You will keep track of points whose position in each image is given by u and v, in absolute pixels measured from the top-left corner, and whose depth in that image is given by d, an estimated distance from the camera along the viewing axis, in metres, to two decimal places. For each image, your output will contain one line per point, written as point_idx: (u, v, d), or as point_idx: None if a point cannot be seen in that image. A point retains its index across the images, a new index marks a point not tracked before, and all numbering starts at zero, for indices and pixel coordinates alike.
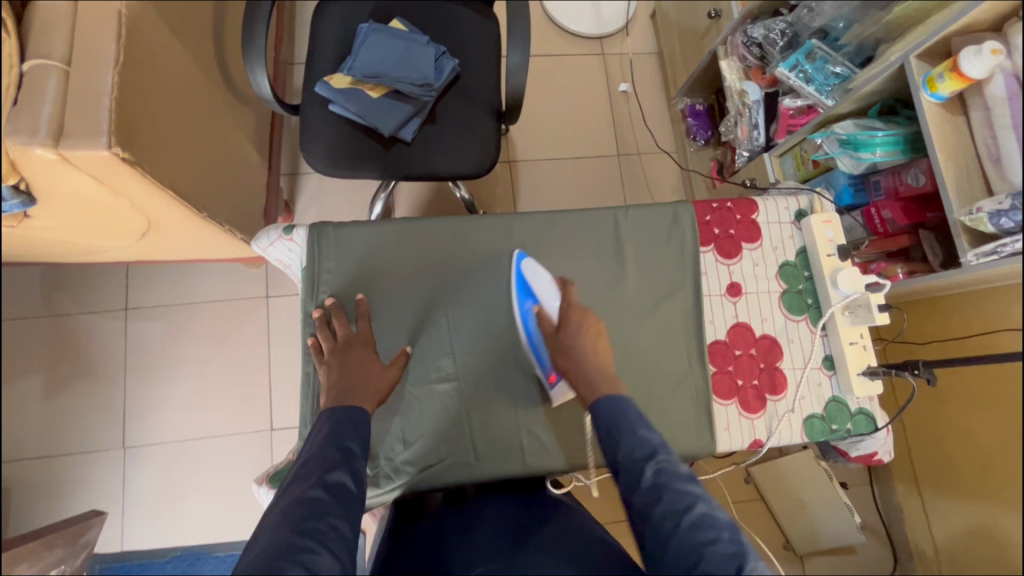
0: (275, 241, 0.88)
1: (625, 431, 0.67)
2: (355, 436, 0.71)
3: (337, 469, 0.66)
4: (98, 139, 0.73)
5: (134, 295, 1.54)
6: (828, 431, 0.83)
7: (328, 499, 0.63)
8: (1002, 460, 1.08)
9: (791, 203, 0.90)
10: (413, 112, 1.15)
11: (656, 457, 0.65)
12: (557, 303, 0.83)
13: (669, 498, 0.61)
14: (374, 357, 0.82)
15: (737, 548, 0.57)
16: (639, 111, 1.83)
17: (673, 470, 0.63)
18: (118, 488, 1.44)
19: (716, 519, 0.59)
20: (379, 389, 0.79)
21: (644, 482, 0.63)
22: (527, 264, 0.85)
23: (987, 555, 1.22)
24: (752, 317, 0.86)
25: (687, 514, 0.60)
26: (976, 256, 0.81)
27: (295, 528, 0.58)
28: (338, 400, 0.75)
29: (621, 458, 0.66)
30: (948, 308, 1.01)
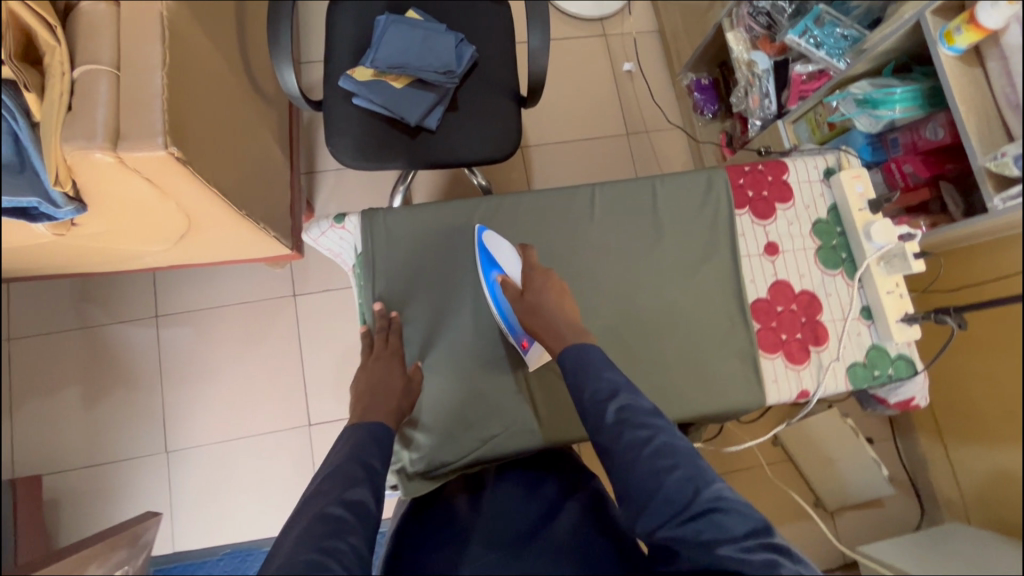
0: (325, 231, 0.90)
1: (590, 374, 0.72)
2: (378, 455, 0.72)
3: (359, 487, 0.66)
4: (155, 139, 0.75)
5: (163, 302, 1.56)
6: (871, 377, 0.86)
7: (348, 517, 0.62)
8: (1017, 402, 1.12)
9: (819, 162, 0.93)
10: (436, 100, 1.18)
11: (617, 397, 0.69)
12: (519, 268, 0.85)
13: (629, 433, 0.65)
14: (401, 375, 0.84)
15: (694, 473, 0.62)
16: (644, 89, 1.85)
17: (635, 407, 0.67)
18: (164, 491, 1.46)
19: (674, 449, 0.64)
20: (400, 407, 0.81)
21: (607, 420, 0.67)
22: (488, 236, 0.86)
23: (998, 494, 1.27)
24: (791, 274, 0.89)
25: (647, 444, 0.64)
26: (1003, 200, 0.84)
27: (315, 545, 0.58)
28: (362, 417, 0.76)
29: (586, 401, 0.70)
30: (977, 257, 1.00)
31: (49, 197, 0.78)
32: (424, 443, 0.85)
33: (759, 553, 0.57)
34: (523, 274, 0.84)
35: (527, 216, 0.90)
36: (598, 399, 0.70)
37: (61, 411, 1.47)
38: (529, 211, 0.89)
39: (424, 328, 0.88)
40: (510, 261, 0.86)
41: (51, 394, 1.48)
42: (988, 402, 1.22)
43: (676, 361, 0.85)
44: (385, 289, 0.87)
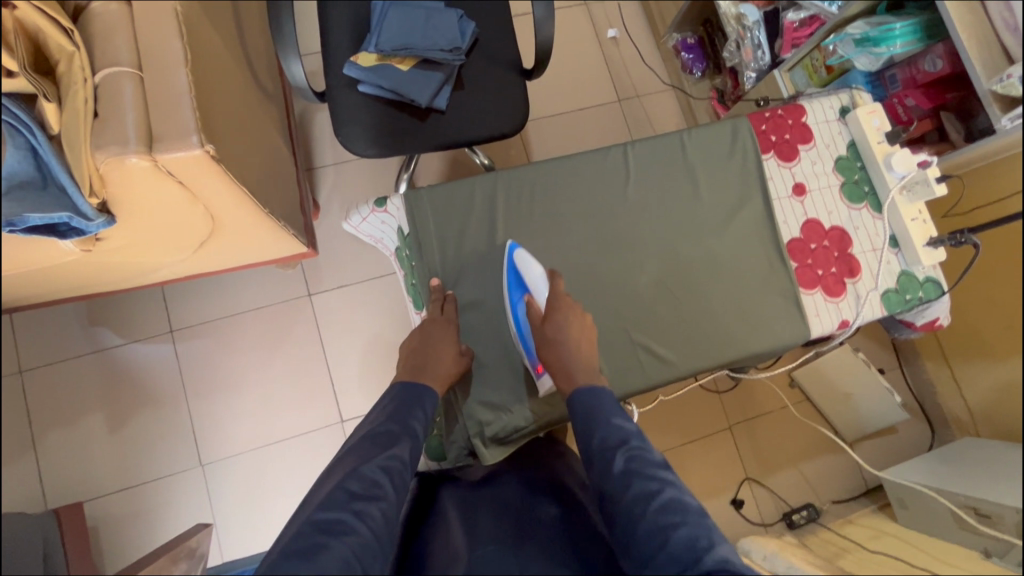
0: (368, 216, 0.93)
1: (600, 421, 0.74)
2: (419, 418, 0.78)
3: (396, 447, 0.71)
4: (190, 138, 0.73)
5: (175, 316, 1.53)
6: (904, 302, 0.91)
7: (382, 480, 0.67)
8: (983, 332, 1.22)
9: (834, 102, 0.96)
10: (443, 80, 1.17)
11: (627, 444, 0.71)
12: (545, 293, 0.84)
13: (637, 483, 0.67)
14: (448, 330, 0.85)
15: (701, 532, 0.62)
16: (631, 54, 1.86)
17: (642, 457, 0.69)
18: (205, 505, 1.45)
19: (681, 505, 0.65)
20: (451, 371, 0.83)
21: (616, 467, 0.69)
22: (517, 254, 0.85)
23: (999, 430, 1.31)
24: (820, 212, 0.93)
25: (655, 497, 0.65)
26: (1011, 120, 0.90)
27: (347, 503, 0.62)
28: (414, 376, 0.82)
29: (595, 446, 0.72)
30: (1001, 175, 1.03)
31: (80, 211, 0.77)
32: (493, 413, 0.86)
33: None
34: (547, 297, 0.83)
35: (562, 181, 0.90)
36: (607, 446, 0.72)
37: (87, 438, 1.44)
38: (563, 177, 0.90)
39: (472, 303, 0.89)
40: (538, 282, 0.85)
41: (74, 422, 1.45)
42: (988, 321, 1.19)
43: (725, 306, 0.88)
44: (435, 268, 0.88)
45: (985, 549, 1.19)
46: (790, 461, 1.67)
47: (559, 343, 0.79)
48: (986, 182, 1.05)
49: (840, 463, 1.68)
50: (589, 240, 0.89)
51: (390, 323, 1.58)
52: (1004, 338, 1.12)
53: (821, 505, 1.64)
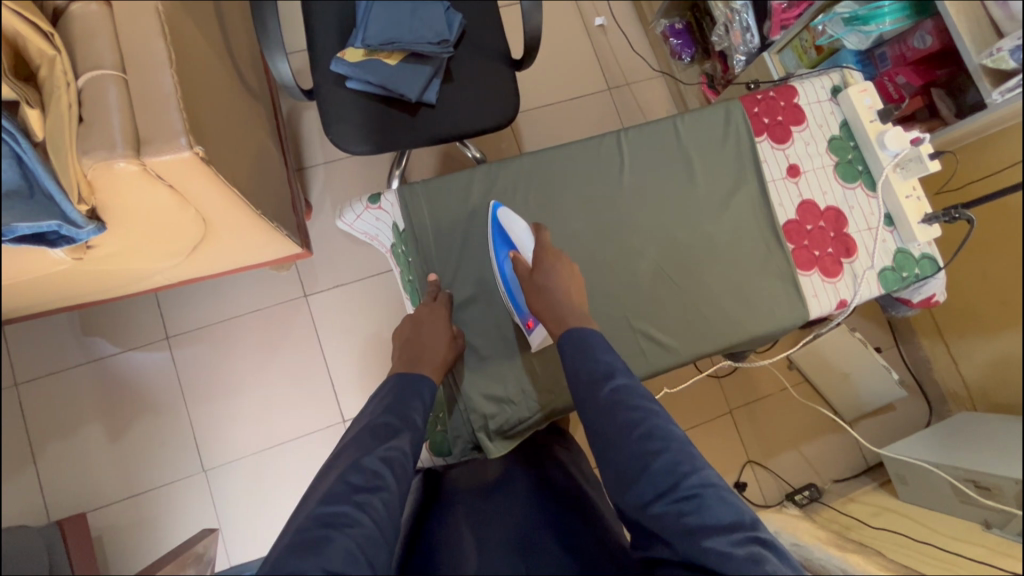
0: (362, 213, 0.92)
1: (586, 356, 0.73)
2: (418, 408, 0.77)
3: (396, 439, 0.70)
4: (178, 141, 0.72)
5: (170, 322, 1.51)
6: (901, 279, 0.92)
7: (384, 472, 0.66)
8: (979, 306, 1.23)
9: (825, 82, 0.96)
10: (432, 73, 1.16)
11: (613, 378, 0.70)
12: (532, 248, 0.85)
13: (623, 414, 0.66)
14: (444, 321, 0.84)
15: (683, 457, 0.62)
16: (619, 42, 1.85)
17: (629, 390, 0.68)
18: (209, 511, 1.44)
19: (666, 432, 0.64)
20: (447, 360, 0.83)
21: (601, 398, 0.69)
22: (503, 211, 0.86)
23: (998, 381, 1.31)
24: (815, 193, 0.93)
25: (638, 425, 0.65)
26: (1001, 94, 0.90)
27: (350, 495, 0.62)
28: (410, 366, 0.81)
29: (581, 381, 0.71)
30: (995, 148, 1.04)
31: (71, 219, 0.74)
32: (495, 405, 0.86)
33: (742, 544, 0.56)
34: (534, 251, 0.84)
35: (556, 171, 0.89)
36: (594, 378, 0.71)
37: (87, 448, 1.43)
38: (558, 167, 0.89)
39: (470, 297, 0.88)
40: (524, 239, 0.86)
41: (74, 433, 1.44)
42: (983, 295, 1.19)
43: (726, 290, 0.88)
44: (432, 264, 0.87)
45: (985, 521, 1.21)
46: (790, 443, 1.68)
47: (553, 323, 0.78)
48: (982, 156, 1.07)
49: (840, 442, 1.69)
50: (585, 230, 0.89)
51: (387, 322, 1.57)
52: (998, 312, 1.13)
53: (823, 485, 1.65)
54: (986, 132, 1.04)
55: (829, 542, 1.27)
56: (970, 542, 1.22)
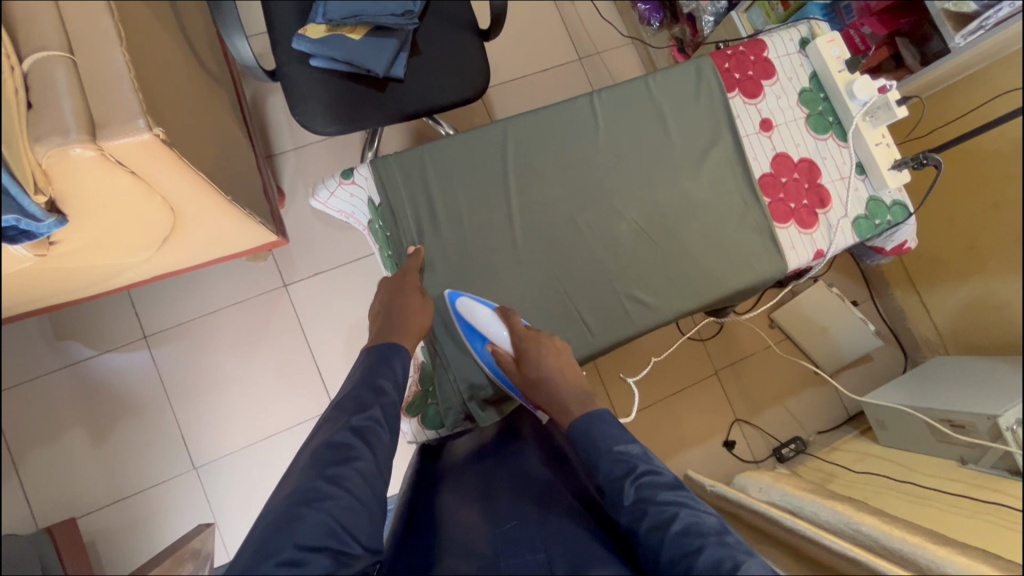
0: (336, 190, 0.88)
1: (602, 452, 0.72)
2: (389, 375, 0.76)
3: (366, 411, 0.71)
4: (136, 122, 0.70)
5: (146, 321, 1.48)
6: (874, 227, 0.93)
7: (356, 444, 0.68)
8: (948, 252, 1.28)
9: (794, 35, 0.96)
10: (398, 46, 1.13)
11: (635, 473, 0.69)
12: (504, 333, 0.83)
13: (652, 511, 0.64)
14: (416, 292, 0.84)
15: (724, 552, 0.59)
16: (587, 10, 1.82)
17: (652, 483, 0.67)
18: (204, 507, 1.43)
19: (700, 527, 0.62)
20: (422, 324, 0.82)
21: (626, 499, 0.67)
22: (461, 303, 0.84)
23: (980, 323, 1.35)
24: (788, 145, 0.94)
25: (671, 523, 0.63)
26: (964, 37, 0.92)
27: (322, 472, 0.64)
28: (380, 337, 0.80)
29: (603, 478, 0.70)
30: (956, 95, 1.08)
31: (28, 212, 0.71)
32: (481, 374, 0.86)
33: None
34: (509, 340, 0.83)
35: (530, 138, 0.88)
36: (616, 476, 0.70)
37: (70, 454, 1.40)
38: (533, 133, 0.88)
39: (448, 271, 0.86)
40: (495, 328, 0.84)
41: (55, 440, 1.40)
42: (953, 242, 1.24)
43: (704, 247, 0.89)
44: (409, 236, 0.85)
45: (960, 458, 1.29)
46: (775, 399, 1.72)
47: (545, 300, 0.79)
48: (941, 106, 1.12)
49: (822, 395, 1.74)
50: (564, 197, 0.88)
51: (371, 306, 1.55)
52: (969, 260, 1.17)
53: (808, 437, 1.71)
54: (948, 81, 1.08)
55: (817, 490, 1.32)
56: (947, 477, 1.30)
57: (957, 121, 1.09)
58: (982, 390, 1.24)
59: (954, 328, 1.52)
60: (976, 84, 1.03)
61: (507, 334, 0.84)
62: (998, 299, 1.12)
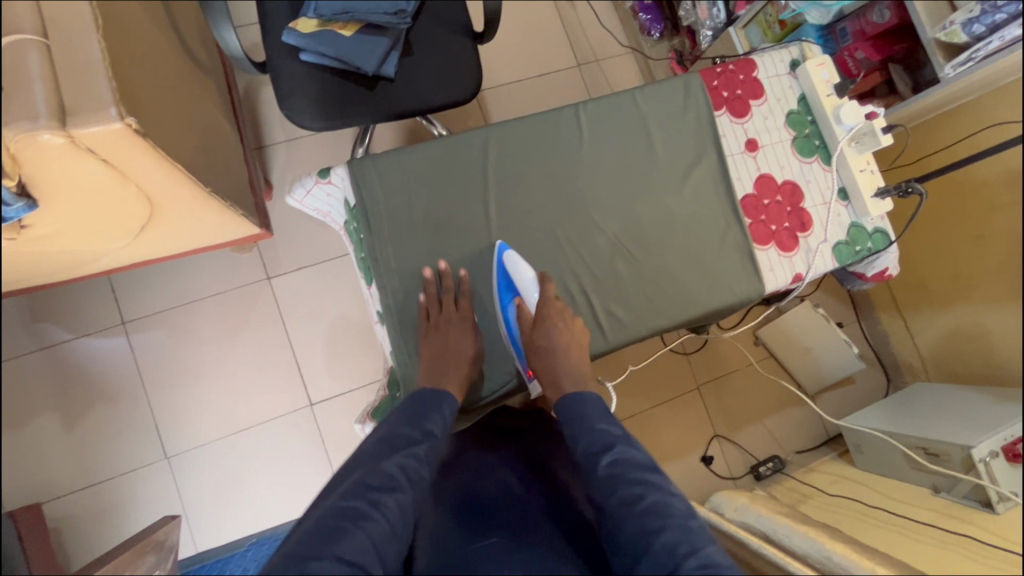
0: (312, 188, 0.87)
1: (585, 427, 0.75)
2: (437, 419, 0.75)
3: (413, 448, 0.70)
4: (107, 111, 0.69)
5: (127, 307, 1.46)
6: (854, 253, 0.93)
7: (400, 476, 0.67)
8: (928, 276, 1.29)
9: (784, 56, 0.96)
10: (390, 45, 1.12)
11: (612, 449, 0.72)
12: (535, 295, 0.84)
13: (622, 487, 0.67)
14: (471, 337, 0.84)
15: (682, 538, 0.62)
16: (589, 18, 1.81)
17: (627, 461, 0.70)
18: (174, 498, 1.42)
19: (665, 509, 0.65)
20: (468, 373, 0.83)
21: (600, 471, 0.70)
22: (508, 255, 0.84)
23: (965, 353, 1.33)
24: (773, 167, 0.93)
25: (639, 501, 0.66)
26: (954, 67, 0.91)
27: (365, 494, 0.64)
28: (436, 382, 0.79)
29: (581, 453, 0.73)
30: (945, 125, 1.07)
31: None
32: None
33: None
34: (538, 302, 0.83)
35: (511, 146, 0.86)
36: (593, 451, 0.73)
37: (42, 438, 1.39)
38: (515, 140, 0.87)
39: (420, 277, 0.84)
40: (529, 285, 0.84)
41: (27, 422, 1.39)
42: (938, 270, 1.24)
43: (684, 265, 0.89)
44: (384, 239, 0.83)
45: (934, 486, 1.29)
46: (755, 417, 1.72)
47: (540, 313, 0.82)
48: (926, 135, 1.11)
49: (801, 415, 1.74)
50: (543, 207, 0.87)
51: (354, 303, 1.55)
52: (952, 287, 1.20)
53: (785, 456, 1.71)
54: (938, 110, 1.07)
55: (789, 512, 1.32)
56: (917, 506, 1.30)
57: (948, 149, 1.07)
58: (959, 420, 1.24)
59: (939, 357, 1.47)
60: (967, 115, 1.01)
61: (537, 294, 0.84)
62: (981, 326, 1.11)
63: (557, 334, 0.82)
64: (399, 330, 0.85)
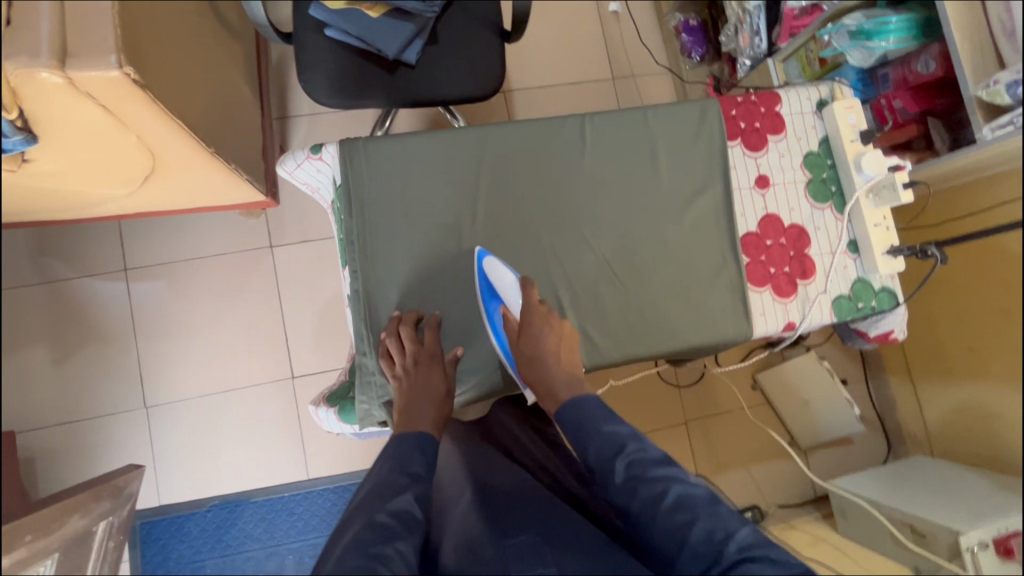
0: (302, 163, 0.85)
1: (591, 433, 0.72)
2: (421, 460, 0.72)
3: (403, 494, 0.67)
4: (106, 58, 0.69)
5: (131, 255, 1.49)
6: (856, 310, 0.88)
7: (395, 525, 0.63)
8: (945, 341, 1.24)
9: (812, 94, 0.91)
10: (415, 32, 1.12)
11: (625, 450, 0.70)
12: (520, 300, 0.81)
13: (642, 487, 0.67)
14: (441, 375, 0.81)
15: (716, 523, 0.64)
16: (631, 33, 1.78)
17: (643, 460, 0.69)
18: (146, 446, 1.44)
19: (691, 499, 0.66)
20: (443, 413, 0.79)
21: (618, 478, 0.69)
22: (488, 262, 0.81)
23: (969, 429, 1.25)
24: (781, 208, 0.89)
25: (665, 498, 0.66)
26: (992, 130, 0.87)
27: (363, 552, 0.59)
28: (406, 427, 0.75)
29: (593, 460, 0.71)
30: (975, 190, 1.00)
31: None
32: None
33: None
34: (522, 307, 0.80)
35: (506, 148, 0.84)
36: (604, 455, 0.71)
37: None
38: (514, 142, 0.84)
39: (395, 268, 0.82)
40: (511, 290, 0.81)
41: None
42: (958, 341, 1.18)
43: (668, 295, 0.85)
44: (365, 226, 0.81)
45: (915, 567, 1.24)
46: (741, 462, 1.66)
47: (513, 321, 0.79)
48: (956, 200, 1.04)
49: (788, 467, 1.67)
50: (533, 214, 0.84)
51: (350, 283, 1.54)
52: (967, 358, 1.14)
53: (767, 508, 1.63)
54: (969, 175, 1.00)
55: None
56: None
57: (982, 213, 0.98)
58: (957, 505, 1.19)
59: (944, 431, 1.39)
60: (993, 184, 0.94)
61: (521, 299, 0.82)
62: (989, 408, 1.07)
63: (534, 337, 0.78)
64: (366, 318, 0.82)
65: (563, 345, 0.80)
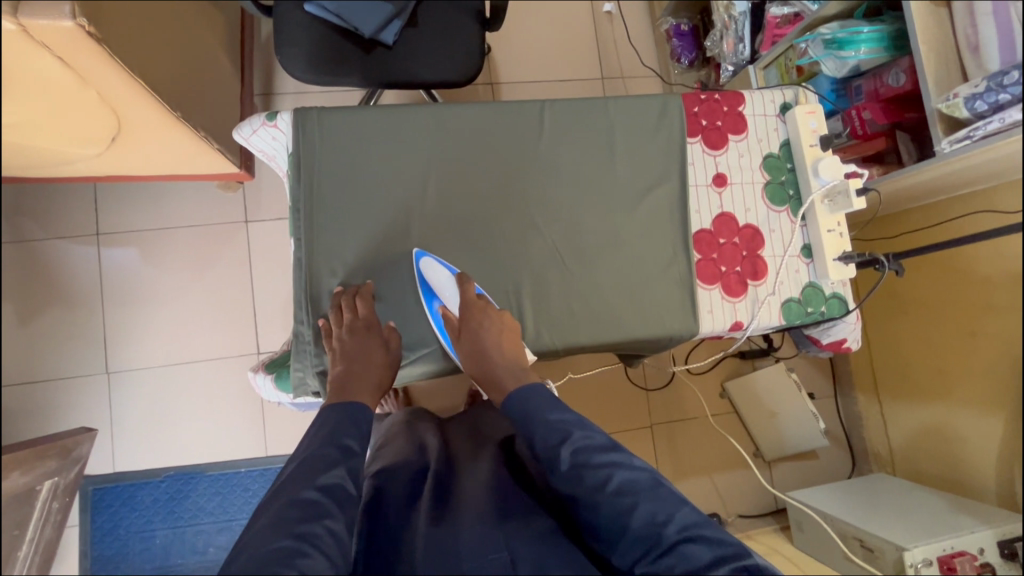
0: (257, 129, 0.85)
1: (538, 421, 0.72)
2: (354, 434, 0.71)
3: (335, 469, 0.65)
4: (60, 8, 0.70)
5: (104, 220, 1.49)
6: (805, 314, 0.88)
7: (324, 500, 0.61)
8: (913, 359, 1.25)
9: (776, 97, 0.92)
10: (394, 13, 1.12)
11: (570, 439, 0.69)
12: (456, 295, 0.83)
13: (588, 475, 0.67)
14: (381, 346, 0.81)
15: (659, 506, 0.65)
16: (623, 35, 1.78)
17: (587, 446, 0.69)
18: (105, 412, 1.43)
19: (634, 484, 0.66)
20: (381, 379, 0.79)
21: (563, 465, 0.68)
22: (425, 262, 0.82)
23: (937, 451, 1.28)
24: (736, 207, 0.89)
25: (609, 484, 0.66)
26: (950, 143, 0.85)
27: (290, 531, 0.57)
28: (341, 396, 0.75)
29: (539, 449, 0.70)
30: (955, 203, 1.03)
31: None
32: None
33: None
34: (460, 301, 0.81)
35: (463, 128, 0.84)
36: (550, 443, 0.70)
37: None
38: (471, 123, 0.84)
39: (342, 241, 0.82)
40: (448, 289, 0.83)
41: None
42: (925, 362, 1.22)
43: (614, 286, 0.85)
44: (311, 194, 0.81)
45: None
46: (704, 469, 1.65)
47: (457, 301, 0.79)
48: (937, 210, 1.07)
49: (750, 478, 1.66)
50: (486, 197, 0.84)
51: None
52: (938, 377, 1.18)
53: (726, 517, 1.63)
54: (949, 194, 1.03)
55: None
56: None
57: (961, 221, 1.02)
58: (905, 524, 1.19)
59: (908, 450, 1.39)
60: (975, 200, 0.97)
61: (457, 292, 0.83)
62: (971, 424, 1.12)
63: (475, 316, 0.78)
64: (307, 287, 0.82)
65: (504, 330, 0.80)
